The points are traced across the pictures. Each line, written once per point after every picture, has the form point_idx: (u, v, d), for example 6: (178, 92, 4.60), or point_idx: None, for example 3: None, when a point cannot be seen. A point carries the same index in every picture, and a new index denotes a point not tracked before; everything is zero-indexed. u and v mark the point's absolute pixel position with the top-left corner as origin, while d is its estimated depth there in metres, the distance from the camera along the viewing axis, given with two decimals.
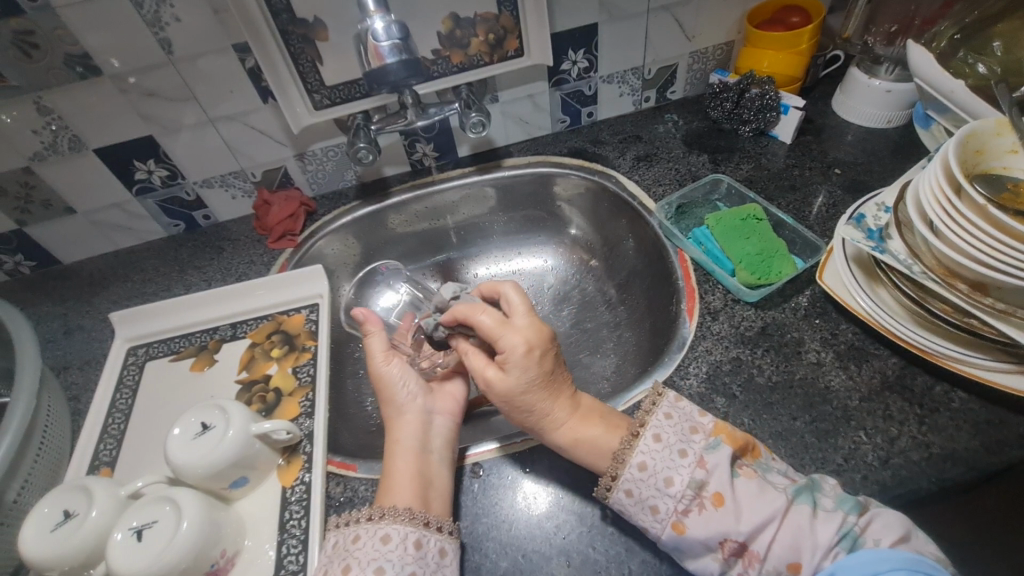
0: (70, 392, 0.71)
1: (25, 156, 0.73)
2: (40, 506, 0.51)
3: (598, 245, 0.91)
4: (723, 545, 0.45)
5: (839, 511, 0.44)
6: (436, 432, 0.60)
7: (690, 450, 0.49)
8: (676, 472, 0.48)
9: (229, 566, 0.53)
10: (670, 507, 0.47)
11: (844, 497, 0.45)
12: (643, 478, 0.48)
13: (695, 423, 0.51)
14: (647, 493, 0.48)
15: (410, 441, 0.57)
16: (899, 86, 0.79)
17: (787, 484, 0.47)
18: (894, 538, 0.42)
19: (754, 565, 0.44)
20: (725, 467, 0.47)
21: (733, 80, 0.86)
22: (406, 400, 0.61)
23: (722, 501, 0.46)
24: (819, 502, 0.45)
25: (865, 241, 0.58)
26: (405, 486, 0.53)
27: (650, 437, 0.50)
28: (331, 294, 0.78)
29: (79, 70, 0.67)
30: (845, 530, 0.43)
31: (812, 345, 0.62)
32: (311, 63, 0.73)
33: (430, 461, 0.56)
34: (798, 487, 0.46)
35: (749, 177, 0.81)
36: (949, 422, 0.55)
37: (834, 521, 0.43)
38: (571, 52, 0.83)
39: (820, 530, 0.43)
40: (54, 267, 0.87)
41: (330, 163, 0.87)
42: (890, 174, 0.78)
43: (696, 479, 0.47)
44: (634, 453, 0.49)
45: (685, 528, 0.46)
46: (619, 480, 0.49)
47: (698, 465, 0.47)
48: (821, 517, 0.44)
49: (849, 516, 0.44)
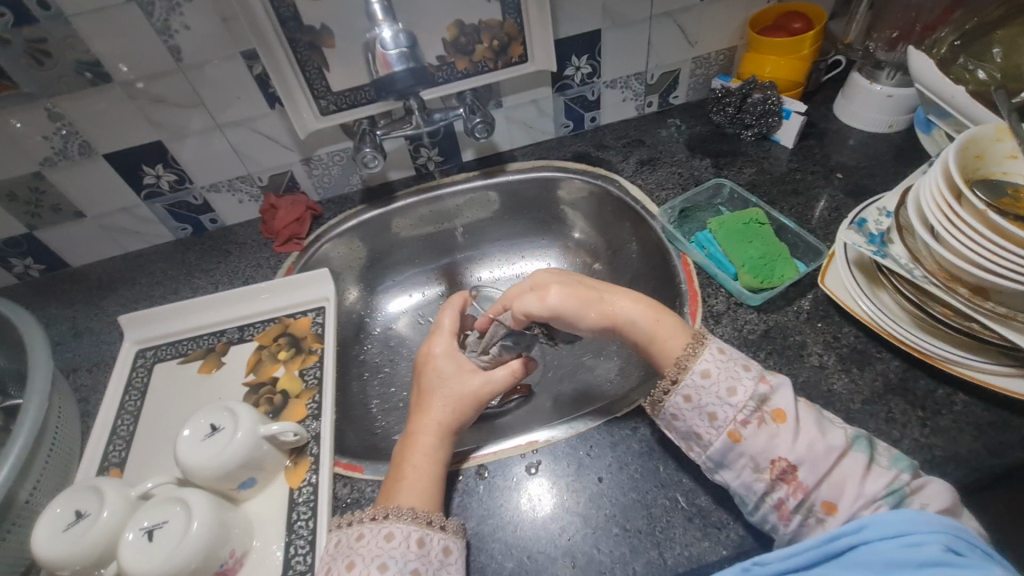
0: (80, 394, 0.72)
1: (35, 161, 0.74)
2: (53, 507, 0.52)
3: (601, 248, 0.91)
4: (772, 466, 0.47)
5: (895, 470, 0.45)
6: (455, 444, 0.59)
7: (754, 367, 0.51)
8: (739, 383, 0.50)
9: (237, 566, 0.54)
10: (729, 415, 0.49)
11: (899, 456, 0.47)
12: (704, 387, 0.51)
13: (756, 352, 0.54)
14: (708, 401, 0.50)
15: (432, 452, 0.56)
16: (900, 91, 0.80)
17: (847, 429, 0.49)
18: (941, 505, 0.43)
19: (797, 494, 0.46)
20: (788, 390, 0.50)
21: (736, 85, 0.87)
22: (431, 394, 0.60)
23: (784, 417, 0.48)
24: (876, 458, 0.47)
25: (866, 245, 0.58)
26: (413, 489, 0.53)
27: (697, 372, 0.51)
28: (338, 297, 0.79)
29: (89, 77, 0.68)
30: (895, 487, 0.44)
31: (814, 348, 0.63)
32: (318, 69, 0.74)
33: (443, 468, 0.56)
34: (858, 436, 0.48)
35: (751, 181, 0.82)
36: (951, 425, 0.55)
37: (885, 477, 0.45)
38: (575, 58, 0.84)
39: (871, 481, 0.45)
40: (63, 270, 0.88)
41: (336, 167, 0.88)
42: (892, 178, 0.78)
43: (760, 394, 0.49)
44: (701, 361, 0.52)
45: (740, 438, 0.48)
46: (687, 373, 0.52)
47: (761, 383, 0.50)
48: (874, 470, 0.46)
49: (903, 475, 0.45)
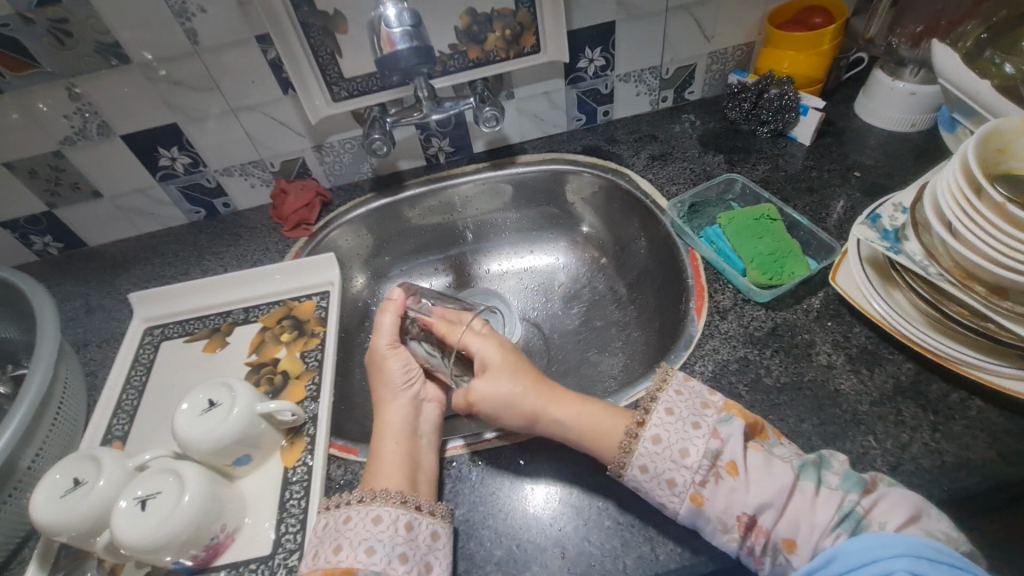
0: (88, 368, 0.74)
1: (56, 140, 0.76)
2: (52, 473, 0.53)
3: (609, 244, 0.90)
4: (737, 522, 0.47)
5: (843, 490, 0.46)
6: (425, 417, 0.62)
7: (704, 423, 0.50)
8: (690, 443, 0.49)
9: (227, 541, 0.55)
10: (689, 479, 0.48)
11: (849, 474, 0.47)
12: (657, 453, 0.50)
13: (708, 398, 0.52)
14: (663, 468, 0.49)
15: (399, 425, 0.59)
16: (924, 88, 0.77)
17: (794, 458, 0.49)
18: (901, 519, 0.43)
19: (761, 539, 0.46)
20: (738, 438, 0.49)
21: (753, 81, 0.85)
22: (400, 384, 0.62)
23: (737, 470, 0.48)
24: (825, 479, 0.47)
25: (879, 241, 0.56)
26: (392, 468, 0.54)
27: (663, 411, 0.52)
28: (342, 283, 0.79)
29: (109, 58, 0.70)
30: (846, 509, 0.45)
31: (823, 348, 0.61)
32: (330, 55, 0.75)
33: (419, 445, 0.58)
34: (805, 462, 0.48)
35: (765, 178, 0.80)
36: (964, 430, 0.53)
37: (834, 502, 0.45)
38: (588, 50, 0.83)
39: (821, 510, 0.45)
40: (80, 249, 0.90)
41: (347, 155, 0.88)
42: (912, 178, 0.76)
43: (712, 449, 0.49)
44: (648, 425, 0.51)
45: (703, 500, 0.47)
46: (631, 457, 0.50)
47: (711, 437, 0.49)
48: (822, 496, 0.46)
49: (851, 495, 0.45)
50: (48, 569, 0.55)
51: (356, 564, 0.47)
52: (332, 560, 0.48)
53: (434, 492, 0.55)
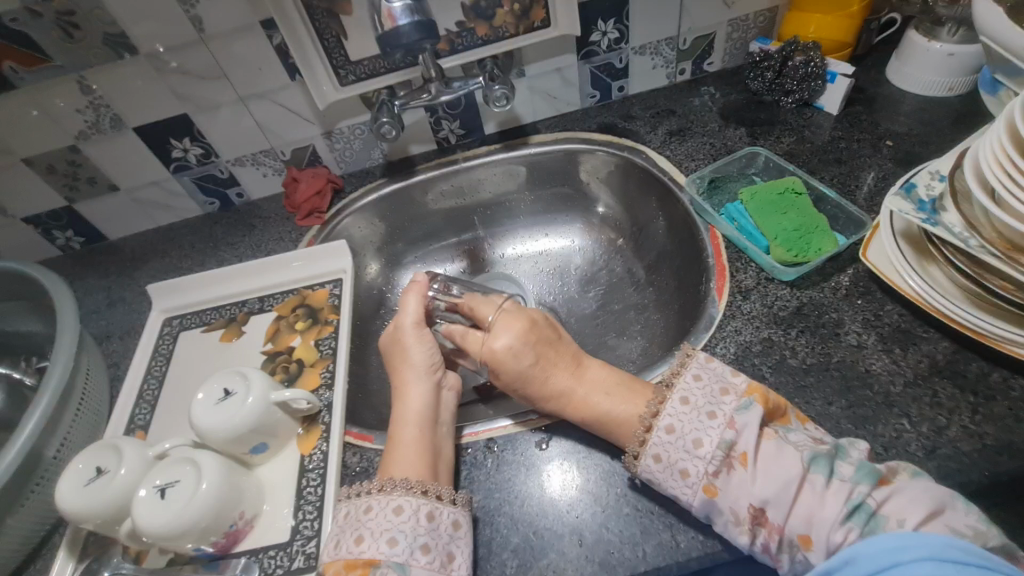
0: (111, 359, 0.75)
1: (71, 135, 0.77)
2: (75, 463, 0.54)
3: (626, 224, 0.88)
4: (748, 514, 0.45)
5: (855, 482, 0.43)
6: (446, 404, 0.60)
7: (719, 412, 0.48)
8: (705, 433, 0.47)
9: (247, 528, 0.55)
10: (701, 471, 0.46)
11: (864, 464, 0.44)
12: (671, 442, 0.48)
13: (724, 386, 0.50)
14: (676, 458, 0.48)
15: (422, 412, 0.57)
16: (963, 48, 0.72)
17: (807, 447, 0.46)
18: (921, 515, 0.41)
19: (774, 537, 0.44)
20: (753, 428, 0.47)
21: (775, 48, 0.80)
22: (423, 368, 0.61)
23: (748, 461, 0.46)
24: (837, 470, 0.44)
25: (914, 212, 0.53)
26: (413, 457, 0.53)
27: (678, 401, 0.50)
28: (354, 270, 0.78)
29: (117, 49, 0.69)
30: (856, 503, 0.42)
31: (852, 327, 0.58)
32: (335, 37, 0.74)
33: (440, 435, 0.56)
34: (817, 453, 0.45)
35: (789, 151, 0.76)
36: (1008, 412, 0.50)
37: (843, 494, 0.43)
38: (600, 22, 0.79)
39: (830, 502, 0.43)
40: (102, 243, 0.92)
41: (358, 141, 0.87)
42: (949, 146, 0.71)
43: (726, 440, 0.47)
44: (661, 416, 0.49)
45: (716, 492, 0.46)
46: (647, 444, 0.49)
47: (727, 427, 0.47)
48: (833, 488, 0.43)
49: (862, 486, 0.43)
50: (77, 555, 0.56)
51: (379, 555, 0.47)
52: (354, 551, 0.48)
53: (452, 480, 0.55)
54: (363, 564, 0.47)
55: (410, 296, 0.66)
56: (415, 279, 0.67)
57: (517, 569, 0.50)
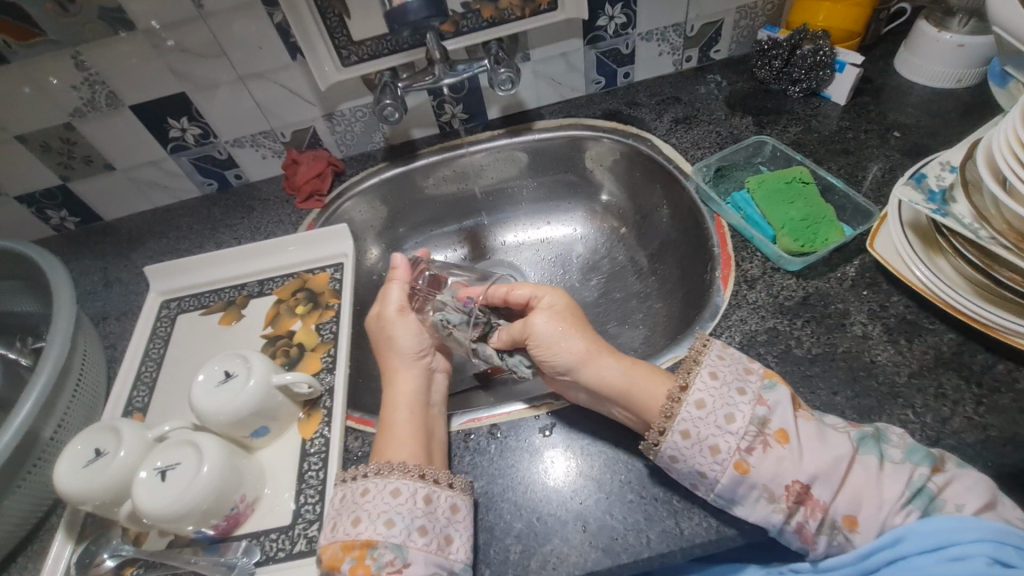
0: (108, 341, 0.74)
1: (65, 112, 0.75)
2: (74, 444, 0.53)
3: (630, 213, 0.87)
4: (788, 492, 0.45)
5: (910, 465, 0.44)
6: (436, 388, 0.61)
7: (748, 389, 0.48)
8: (736, 409, 0.48)
9: (248, 511, 0.55)
10: (733, 446, 0.46)
11: (917, 447, 0.45)
12: (701, 418, 0.48)
13: (749, 363, 0.51)
14: (707, 433, 0.47)
15: (413, 396, 0.58)
16: (973, 39, 0.71)
17: (851, 429, 0.47)
18: (978, 503, 0.42)
19: (816, 514, 0.44)
20: (786, 406, 0.47)
21: (784, 36, 0.79)
22: (413, 352, 0.61)
23: (788, 438, 0.46)
24: (888, 453, 0.45)
25: (924, 203, 0.52)
26: (404, 440, 0.53)
27: (706, 374, 0.50)
28: (355, 254, 0.78)
29: (113, 24, 0.68)
30: (917, 486, 0.44)
31: (858, 318, 0.58)
32: (338, 16, 0.72)
33: (431, 417, 0.57)
34: (864, 435, 0.47)
35: (796, 141, 0.76)
36: (1011, 404, 0.50)
37: (902, 476, 0.44)
38: (608, 6, 0.78)
39: (889, 485, 0.44)
40: (97, 223, 0.90)
41: (359, 124, 0.86)
42: (956, 138, 0.71)
43: (759, 416, 0.47)
44: (672, 403, 0.49)
45: (748, 468, 0.46)
46: (674, 421, 0.48)
47: (758, 403, 0.48)
48: (888, 470, 0.45)
49: (921, 469, 0.44)
50: (76, 537, 0.56)
51: (376, 536, 0.47)
52: (351, 532, 0.48)
53: (445, 462, 0.55)
54: (360, 546, 0.47)
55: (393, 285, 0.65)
56: (394, 267, 0.65)
57: (520, 554, 0.50)
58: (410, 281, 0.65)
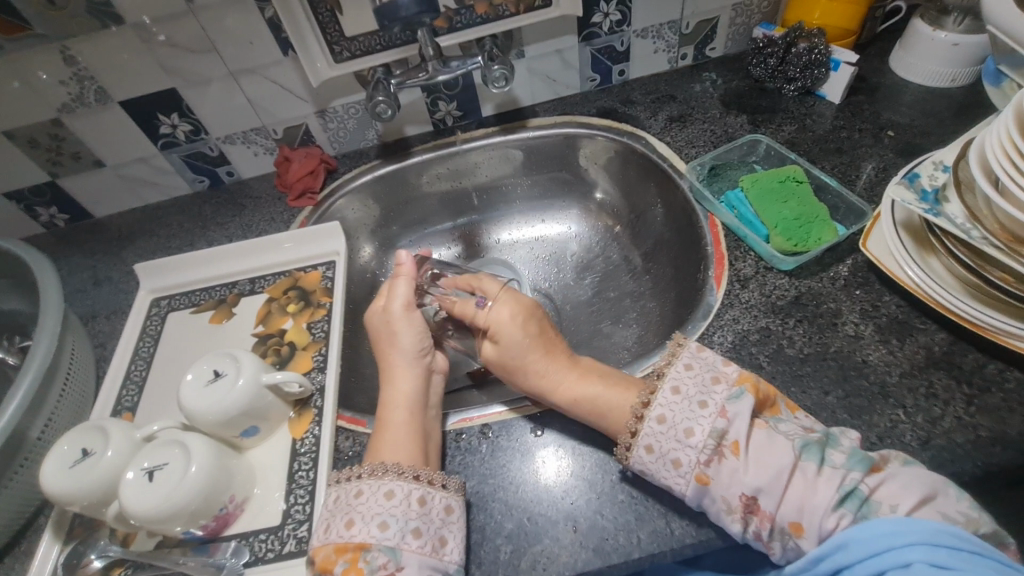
0: (97, 339, 0.74)
1: (53, 107, 0.74)
2: (60, 444, 0.52)
3: (624, 211, 0.87)
4: (739, 502, 0.45)
5: (845, 469, 0.44)
6: (434, 389, 0.61)
7: (711, 402, 0.48)
8: (696, 423, 0.47)
9: (237, 512, 0.55)
10: (693, 460, 0.46)
11: (856, 452, 0.44)
12: (662, 433, 0.48)
13: (719, 372, 0.50)
14: (669, 447, 0.47)
15: (413, 395, 0.57)
16: (968, 39, 0.71)
17: (796, 437, 0.46)
18: (914, 500, 0.41)
19: (766, 524, 0.44)
20: (745, 417, 0.46)
21: (779, 34, 0.79)
22: (413, 352, 0.60)
23: (740, 449, 0.46)
24: (828, 458, 0.45)
25: (916, 202, 0.52)
26: (401, 441, 0.53)
27: (668, 390, 0.50)
28: (347, 252, 0.77)
29: (101, 18, 0.67)
30: (848, 489, 0.43)
31: (850, 317, 0.57)
32: (330, 11, 0.71)
33: (428, 419, 0.56)
34: (808, 441, 0.45)
35: (791, 139, 0.76)
36: (1002, 404, 0.50)
37: (835, 481, 0.43)
38: (603, 3, 0.78)
39: (822, 490, 0.43)
40: (87, 221, 0.89)
41: (352, 121, 0.85)
42: (950, 138, 0.71)
43: (718, 429, 0.47)
44: (653, 406, 0.49)
45: (708, 481, 0.46)
46: (640, 436, 0.49)
47: (719, 416, 0.47)
48: (824, 476, 0.44)
49: (855, 473, 0.43)
50: (63, 537, 0.55)
51: (370, 539, 0.46)
52: (345, 534, 0.47)
53: (438, 463, 0.54)
54: (354, 548, 0.46)
55: (399, 281, 0.65)
56: (399, 263, 0.66)
57: (511, 554, 0.49)
58: (415, 277, 0.65)
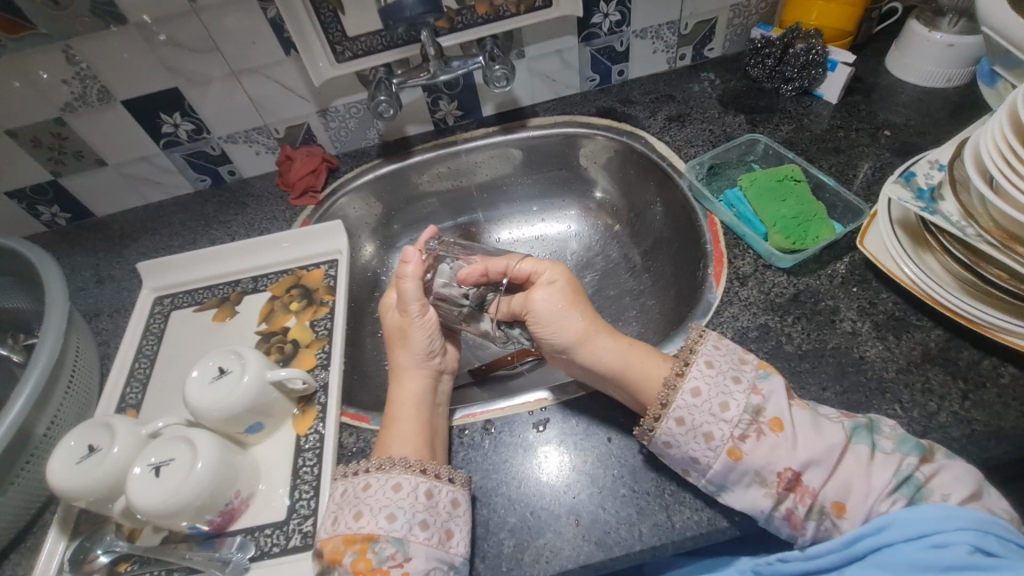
0: (100, 338, 0.74)
1: (57, 107, 0.74)
2: (67, 440, 0.53)
3: (624, 210, 0.88)
4: (779, 478, 0.46)
5: (900, 453, 0.45)
6: (443, 389, 0.61)
7: (743, 377, 0.49)
8: (731, 398, 0.48)
9: (242, 507, 0.55)
10: (726, 433, 0.47)
11: (906, 439, 0.46)
12: (696, 406, 0.49)
13: (743, 354, 0.51)
14: (701, 421, 0.48)
15: (419, 393, 0.58)
16: (964, 39, 0.72)
17: (844, 420, 0.48)
18: (964, 493, 0.43)
19: (806, 500, 0.45)
20: (781, 395, 0.48)
21: (777, 34, 0.80)
22: (422, 351, 0.60)
23: (782, 426, 0.47)
24: (879, 443, 0.46)
25: (913, 201, 0.53)
26: (410, 434, 0.54)
27: (688, 391, 0.49)
28: (350, 250, 0.78)
29: (105, 18, 0.67)
30: (903, 474, 0.44)
31: (847, 314, 0.58)
32: (333, 12, 0.72)
33: (437, 415, 0.57)
34: (857, 425, 0.47)
35: (788, 139, 0.76)
36: (996, 399, 0.51)
37: (891, 466, 0.45)
38: (603, 3, 0.78)
39: (877, 474, 0.45)
40: (89, 220, 0.90)
41: (353, 120, 0.86)
42: (946, 137, 0.72)
43: (753, 405, 0.48)
44: (687, 376, 0.50)
45: (741, 455, 0.47)
46: (670, 407, 0.49)
47: (753, 392, 0.48)
48: (878, 460, 0.45)
49: (909, 458, 0.45)
50: (69, 533, 0.56)
51: (379, 530, 0.47)
52: (354, 526, 0.48)
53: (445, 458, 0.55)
54: (362, 539, 0.47)
55: (407, 280, 0.61)
56: (404, 261, 0.61)
57: (514, 548, 0.50)
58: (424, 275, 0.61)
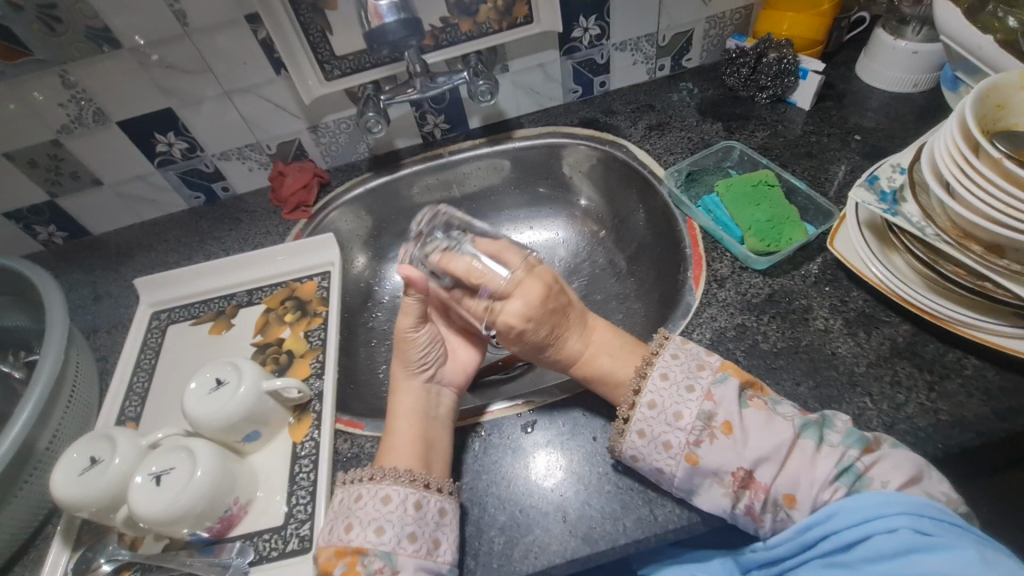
0: (99, 353, 0.76)
1: (52, 129, 0.76)
2: (70, 453, 0.54)
3: (608, 217, 0.90)
4: (734, 477, 0.48)
5: (843, 446, 0.47)
6: (440, 401, 0.61)
7: (697, 385, 0.52)
8: (684, 406, 0.51)
9: (240, 514, 0.57)
10: (683, 441, 0.50)
11: (851, 431, 0.48)
12: (654, 417, 0.52)
13: (703, 360, 0.54)
14: (659, 430, 0.51)
15: (413, 407, 0.59)
16: (926, 47, 0.75)
17: (796, 416, 0.50)
18: (902, 478, 0.45)
19: (759, 496, 0.48)
20: (732, 398, 0.50)
21: (751, 45, 0.83)
22: (415, 367, 0.61)
23: (732, 429, 0.49)
24: (826, 437, 0.48)
25: (876, 204, 0.56)
26: (405, 446, 0.55)
27: (657, 376, 0.53)
28: (342, 262, 0.80)
29: (100, 43, 0.69)
30: (845, 465, 0.47)
31: (820, 312, 0.61)
32: (321, 33, 0.74)
33: (433, 422, 0.58)
34: (808, 421, 0.49)
35: (763, 145, 0.79)
36: (960, 389, 0.53)
37: (834, 457, 0.47)
38: (582, 18, 0.81)
39: (821, 464, 0.47)
40: (85, 238, 0.91)
41: (343, 135, 0.88)
42: (913, 140, 0.75)
43: (705, 411, 0.50)
44: (644, 391, 0.53)
45: (697, 459, 0.49)
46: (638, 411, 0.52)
47: (705, 399, 0.51)
48: (823, 452, 0.48)
49: (852, 450, 0.47)
50: (72, 544, 0.57)
51: (367, 544, 0.49)
52: (344, 538, 0.50)
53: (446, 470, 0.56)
54: (352, 552, 0.49)
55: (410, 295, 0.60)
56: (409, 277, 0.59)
57: (504, 545, 0.52)
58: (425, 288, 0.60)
